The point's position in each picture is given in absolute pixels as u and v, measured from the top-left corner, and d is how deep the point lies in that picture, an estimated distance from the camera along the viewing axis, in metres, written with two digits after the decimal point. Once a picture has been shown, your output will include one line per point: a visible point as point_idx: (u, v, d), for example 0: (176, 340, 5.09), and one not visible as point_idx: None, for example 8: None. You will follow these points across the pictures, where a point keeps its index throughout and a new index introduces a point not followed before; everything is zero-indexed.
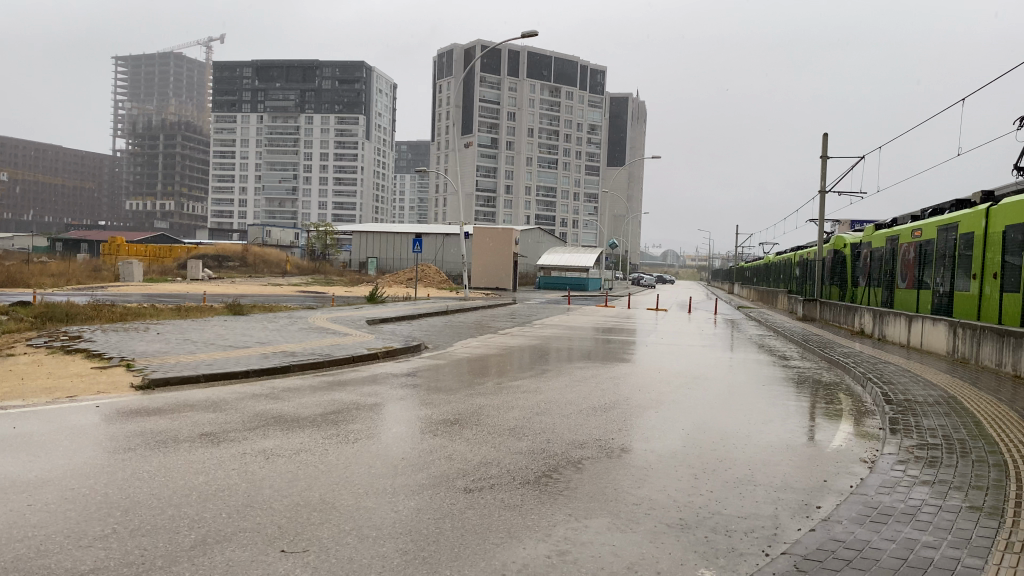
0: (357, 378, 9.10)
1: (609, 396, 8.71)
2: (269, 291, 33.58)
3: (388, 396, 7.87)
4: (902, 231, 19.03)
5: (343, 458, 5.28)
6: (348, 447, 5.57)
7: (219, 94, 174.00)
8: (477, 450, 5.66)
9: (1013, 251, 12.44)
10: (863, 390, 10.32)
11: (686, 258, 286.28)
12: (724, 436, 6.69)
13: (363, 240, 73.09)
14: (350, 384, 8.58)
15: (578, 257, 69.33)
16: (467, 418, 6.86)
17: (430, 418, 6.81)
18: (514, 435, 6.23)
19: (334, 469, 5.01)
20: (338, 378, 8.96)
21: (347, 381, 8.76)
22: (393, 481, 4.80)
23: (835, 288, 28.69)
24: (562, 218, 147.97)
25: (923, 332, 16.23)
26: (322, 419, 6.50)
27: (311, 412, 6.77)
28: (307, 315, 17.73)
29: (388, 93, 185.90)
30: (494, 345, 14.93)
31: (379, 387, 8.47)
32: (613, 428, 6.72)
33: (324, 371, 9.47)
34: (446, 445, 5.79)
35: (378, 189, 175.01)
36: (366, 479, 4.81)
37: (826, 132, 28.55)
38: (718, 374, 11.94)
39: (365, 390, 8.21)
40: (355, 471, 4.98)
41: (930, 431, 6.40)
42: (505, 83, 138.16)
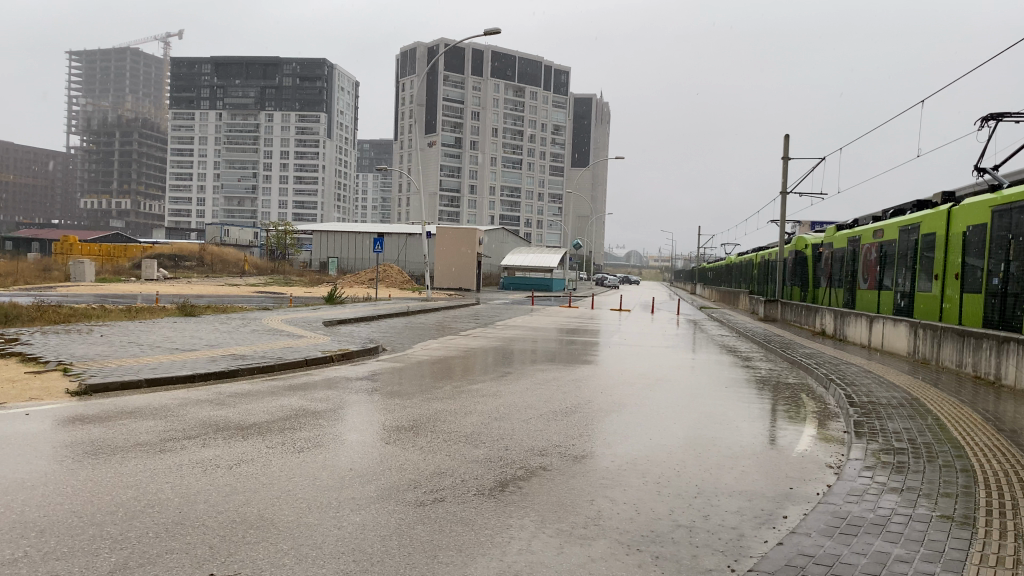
0: (311, 382, 8.80)
1: (571, 399, 8.53)
2: (225, 292, 32.96)
3: (342, 401, 7.62)
4: (863, 232, 19.18)
5: (288, 469, 5.01)
6: (291, 458, 5.29)
7: (177, 91, 171.08)
8: (431, 459, 5.42)
9: (974, 252, 12.52)
10: (827, 391, 10.30)
11: (649, 258, 288.49)
12: (687, 441, 6.56)
13: (323, 239, 72.34)
14: (300, 388, 8.29)
15: (541, 258, 69.32)
16: (423, 424, 6.62)
17: (384, 424, 6.55)
18: (470, 442, 6.01)
19: (277, 482, 4.74)
20: (289, 383, 8.65)
21: (300, 386, 8.47)
22: (339, 493, 4.55)
23: (796, 289, 28.92)
24: (526, 218, 148.03)
25: (884, 332, 16.34)
26: (269, 427, 6.22)
27: (258, 419, 6.48)
28: (262, 316, 17.29)
29: (351, 91, 184.53)
30: (455, 347, 14.68)
31: (332, 391, 8.20)
32: (574, 434, 6.55)
33: (277, 375, 9.16)
34: (398, 454, 5.54)
35: (340, 188, 173.61)
36: (311, 493, 4.55)
37: (788, 134, 28.76)
38: (681, 376, 11.83)
39: (320, 394, 7.95)
40: (299, 484, 4.72)
41: (895, 434, 6.31)
42: (468, 82, 137.72)
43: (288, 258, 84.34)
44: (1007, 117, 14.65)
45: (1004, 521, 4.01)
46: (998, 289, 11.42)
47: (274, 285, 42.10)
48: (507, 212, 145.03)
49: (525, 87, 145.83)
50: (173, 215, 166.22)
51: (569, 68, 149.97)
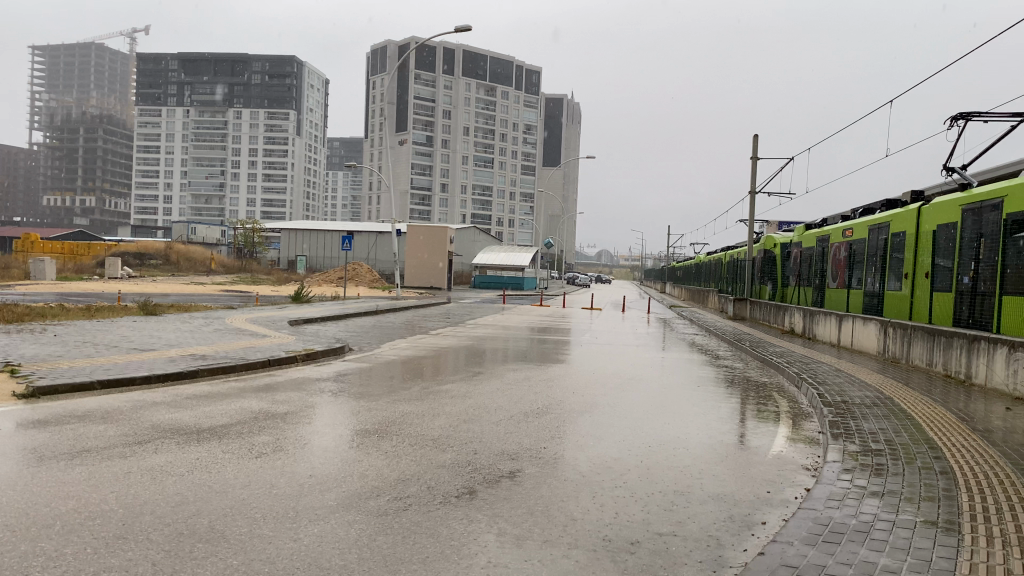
0: (275, 384, 8.53)
1: (542, 400, 8.34)
2: (190, 291, 32.35)
3: (304, 403, 7.38)
4: (833, 231, 19.23)
5: (244, 477, 4.77)
6: (246, 464, 5.05)
7: (143, 87, 168.31)
8: (396, 464, 5.21)
9: (944, 252, 12.56)
10: (800, 391, 10.22)
11: (620, 259, 289.65)
12: (660, 442, 6.41)
13: (291, 237, 71.48)
14: (262, 389, 8.02)
15: (513, 257, 69.13)
16: (388, 428, 6.39)
17: (349, 428, 6.32)
18: (437, 447, 5.80)
19: (230, 491, 4.50)
20: (251, 384, 8.37)
21: (261, 387, 8.20)
22: (296, 503, 4.31)
23: (765, 288, 29.03)
24: (498, 217, 147.81)
25: (854, 332, 16.39)
26: (227, 431, 5.97)
27: (215, 423, 6.22)
28: (225, 315, 16.86)
29: (320, 88, 183.18)
30: (425, 347, 14.45)
31: (295, 392, 7.94)
32: (544, 436, 6.37)
33: (238, 376, 8.88)
34: (361, 460, 5.31)
35: (308, 186, 172.49)
36: (266, 503, 4.31)
37: (758, 134, 28.85)
38: (652, 375, 11.71)
39: (283, 395, 7.71)
40: (255, 493, 4.48)
41: (871, 435, 6.20)
42: (440, 80, 137.15)
43: (256, 256, 83.28)
44: (976, 116, 14.75)
45: (991, 527, 3.91)
46: (969, 287, 11.42)
47: (241, 283, 41.48)
48: (479, 211, 144.69)
49: (496, 86, 145.66)
50: (139, 212, 162.20)
51: (540, 67, 150.11)
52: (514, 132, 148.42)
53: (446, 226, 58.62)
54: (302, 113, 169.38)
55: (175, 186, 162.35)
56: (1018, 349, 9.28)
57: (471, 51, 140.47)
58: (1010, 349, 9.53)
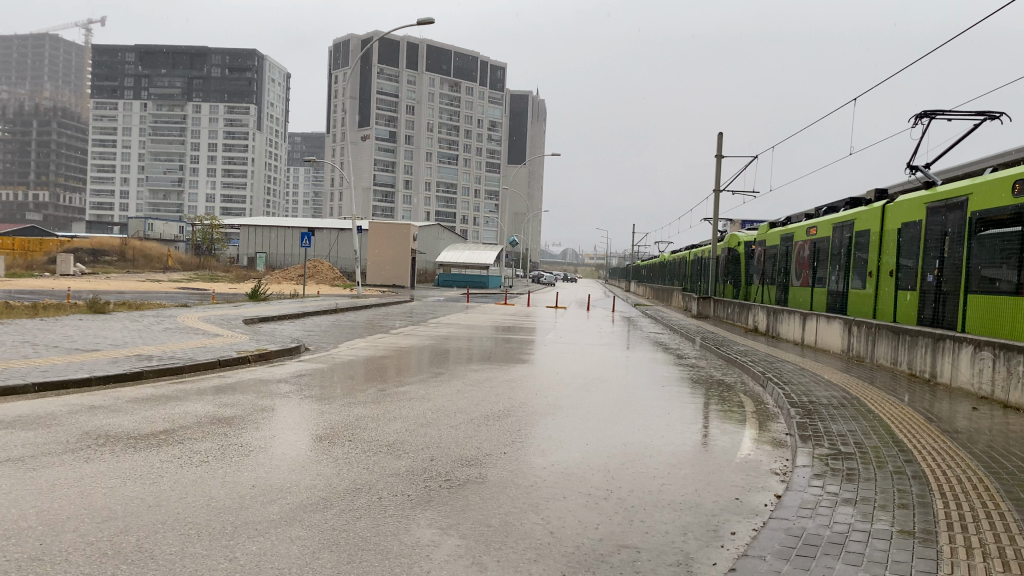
0: (225, 385, 8.19)
1: (504, 402, 8.12)
2: (145, 287, 31.59)
3: (256, 406, 7.06)
4: (796, 230, 19.29)
5: (182, 488, 4.47)
6: (185, 474, 4.73)
7: (99, 80, 165.34)
8: (346, 473, 4.95)
9: (908, 252, 12.59)
10: (764, 391, 10.13)
11: (585, 257, 291.04)
12: (626, 446, 6.24)
13: (250, 234, 70.40)
14: (210, 391, 7.67)
15: (477, 255, 68.89)
16: (344, 433, 6.10)
17: (299, 434, 6.01)
18: (392, 453, 5.54)
19: (164, 504, 4.20)
20: (200, 385, 8.01)
21: (208, 389, 7.83)
22: (236, 518, 4.04)
23: (729, 286, 29.11)
24: (463, 215, 147.46)
25: (817, 330, 16.43)
26: (166, 437, 5.65)
27: (155, 428, 5.87)
28: (177, 314, 16.34)
29: (281, 83, 181.04)
30: (386, 346, 14.14)
31: (245, 394, 7.61)
32: (505, 441, 6.14)
33: (187, 377, 8.51)
34: (312, 467, 5.04)
35: (269, 181, 170.52)
36: (204, 517, 4.03)
37: (721, 132, 28.97)
38: (617, 375, 11.54)
39: (232, 398, 7.37)
40: (194, 505, 4.20)
41: (839, 438, 6.10)
42: (403, 75, 136.15)
43: (215, 252, 81.95)
44: (939, 115, 14.85)
45: (967, 537, 3.80)
46: (933, 285, 11.45)
47: (198, 280, 40.66)
48: (443, 208, 144.20)
49: (460, 82, 145.08)
50: (94, 208, 159.88)
51: (504, 64, 149.92)
52: (479, 129, 148.07)
53: (410, 224, 58.14)
54: (264, 108, 167.15)
55: (132, 180, 160.33)
56: (983, 348, 9.28)
57: (435, 47, 139.67)
58: (974, 348, 9.54)
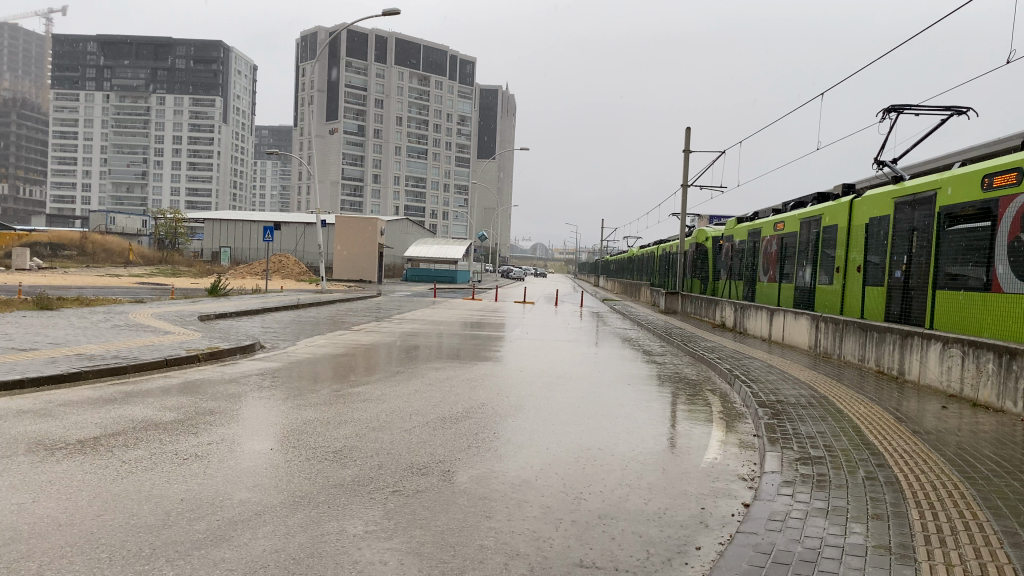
0: (169, 385, 7.82)
1: (465, 403, 7.85)
2: (102, 282, 30.82)
3: (198, 409, 6.71)
4: (764, 225, 19.25)
5: (101, 505, 4.15)
6: (108, 489, 4.41)
7: (59, 70, 161.48)
8: (284, 484, 4.65)
9: (875, 248, 12.51)
10: (732, 389, 9.97)
11: (554, 251, 292.32)
12: (588, 451, 6.01)
13: (215, 228, 69.31)
14: (151, 393, 7.31)
15: (446, 249, 68.52)
16: (288, 439, 5.79)
17: (241, 440, 5.69)
18: (337, 459, 5.27)
19: (78, 523, 3.89)
20: (140, 387, 7.65)
21: (149, 390, 7.48)
22: (156, 539, 3.74)
23: (696, 281, 29.10)
24: (432, 209, 146.98)
25: (785, 326, 16.37)
26: (93, 444, 5.31)
27: (81, 436, 5.51)
28: (129, 310, 15.78)
29: (247, 75, 178.49)
30: (346, 344, 13.80)
31: (189, 396, 7.29)
32: (461, 445, 5.87)
33: (129, 378, 8.14)
34: (247, 477, 4.74)
35: (235, 175, 168.31)
36: (121, 538, 3.73)
37: (689, 128, 28.91)
38: (582, 372, 11.35)
39: (173, 399, 7.04)
40: (111, 525, 3.89)
41: (808, 440, 5.91)
42: (372, 68, 134.84)
43: (179, 246, 80.65)
44: (906, 109, 14.80)
45: (942, 552, 3.62)
46: (901, 281, 11.37)
47: (158, 276, 39.74)
48: (412, 202, 143.51)
49: (430, 76, 144.19)
50: (55, 201, 154.59)
51: (474, 58, 149.39)
52: (448, 123, 147.50)
53: (377, 218, 57.59)
54: (229, 100, 164.87)
55: (95, 172, 156.30)
56: (951, 345, 9.19)
57: (404, 40, 138.56)
58: (943, 345, 9.44)
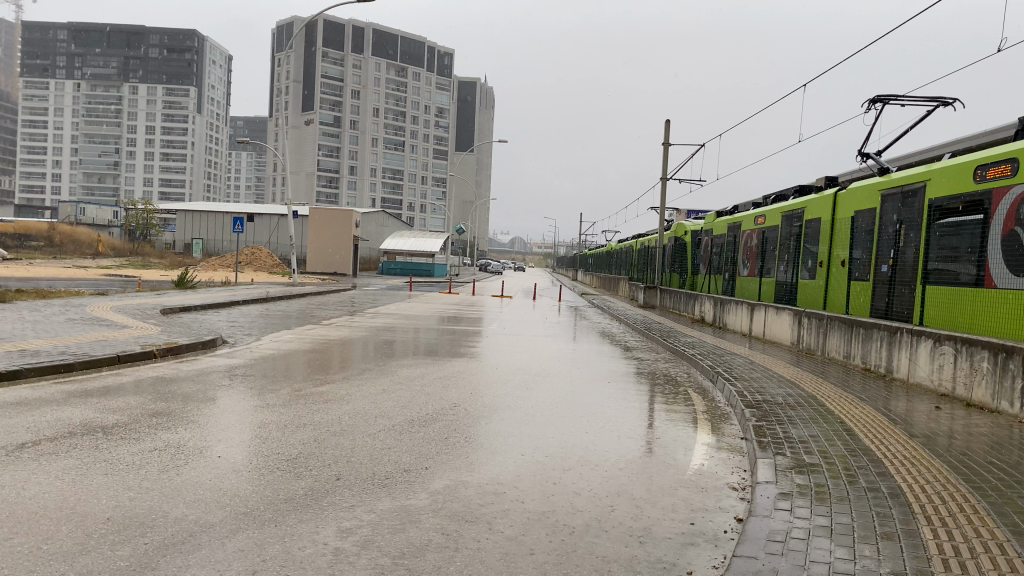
0: (116, 384, 7.39)
1: (438, 404, 7.48)
2: (67, 275, 29.98)
3: (143, 410, 6.28)
4: (744, 219, 19.00)
5: (10, 526, 3.77)
6: (26, 506, 4.04)
7: (28, 58, 159.99)
8: (224, 500, 4.29)
9: (861, 240, 12.26)
10: (716, 386, 9.67)
11: (532, 246, 292.23)
12: (571, 457, 5.66)
13: (187, 219, 68.17)
14: (95, 392, 6.86)
15: (423, 242, 67.88)
16: (239, 444, 5.41)
17: (187, 445, 5.30)
18: (290, 469, 4.89)
19: None
20: (84, 386, 7.19)
21: (94, 389, 7.05)
22: (70, 568, 3.38)
23: (674, 276, 28.89)
24: (409, 202, 145.92)
25: (766, 321, 16.13)
26: (19, 453, 4.90)
27: (6, 441, 5.11)
28: (89, 303, 15.18)
29: (223, 64, 176.15)
30: (313, 339, 13.32)
31: (135, 395, 6.86)
32: (429, 451, 5.52)
33: (77, 376, 7.68)
34: (184, 492, 4.37)
35: (210, 166, 166.24)
36: (30, 566, 3.38)
37: (668, 120, 28.64)
38: (559, 369, 11.02)
39: (116, 398, 6.62)
40: (15, 551, 3.52)
41: (800, 443, 5.64)
42: (348, 59, 133.47)
43: (151, 238, 79.44)
44: (891, 100, 14.59)
45: None
46: (888, 276, 11.14)
47: (127, 267, 38.86)
48: (389, 195, 142.33)
49: (407, 68, 143.17)
50: (24, 190, 153.10)
51: (452, 50, 148.73)
52: (426, 115, 146.63)
53: (353, 209, 56.89)
54: (204, 90, 162.75)
55: (65, 163, 153.90)
56: (943, 342, 8.92)
57: (381, 31, 137.34)
58: (934, 342, 9.16)
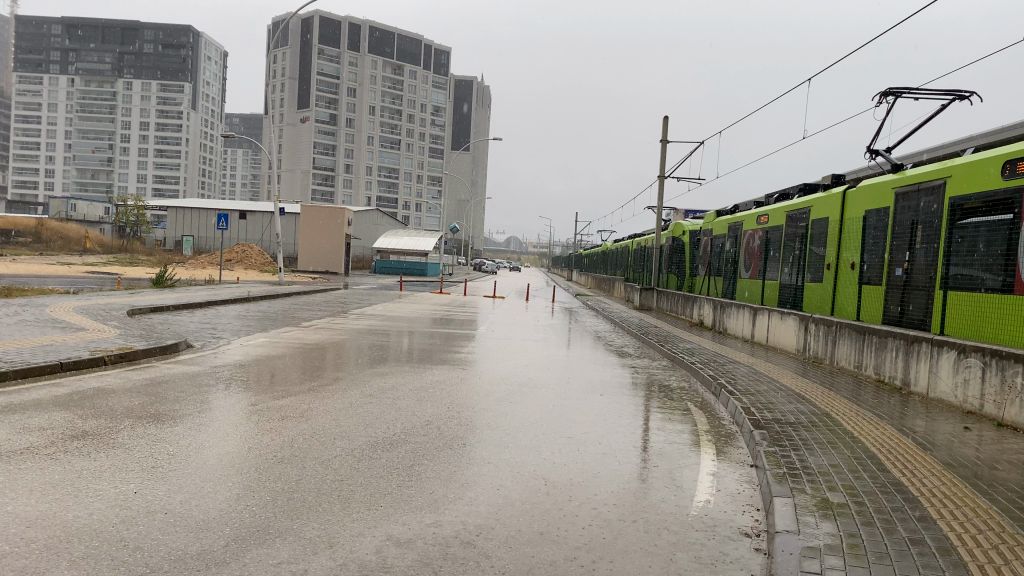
0: (47, 396, 6.85)
1: (416, 422, 6.89)
2: (49, 272, 29.49)
3: (67, 432, 5.72)
4: (745, 218, 18.39)
5: None
6: None
7: (23, 53, 160.13)
8: (113, 557, 3.71)
9: (873, 239, 11.65)
10: (718, 399, 9.07)
11: (528, 246, 291.18)
12: (560, 490, 5.12)
13: (177, 216, 67.52)
14: (15, 410, 6.23)
15: (416, 241, 67.19)
16: (165, 478, 4.86)
17: (98, 480, 4.73)
18: (210, 513, 4.32)
19: None
20: (12, 399, 6.63)
21: (23, 404, 6.57)
22: None
23: (671, 278, 28.28)
24: (404, 200, 145.00)
25: (769, 326, 15.53)
26: None
27: None
28: (52, 303, 14.51)
29: (219, 62, 175.54)
30: (289, 343, 12.69)
31: (64, 410, 6.34)
32: (387, 484, 4.98)
33: (9, 387, 7.14)
34: (75, 547, 3.79)
35: (204, 162, 165.25)
36: None
37: (667, 116, 28.02)
38: (548, 378, 10.43)
39: (41, 415, 6.11)
40: None
41: (821, 476, 5.09)
42: (344, 57, 132.60)
43: (141, 235, 78.79)
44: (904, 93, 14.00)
45: None
46: (901, 280, 10.55)
47: (113, 264, 38.15)
48: (385, 193, 141.63)
49: (404, 66, 142.56)
50: (17, 186, 152.67)
51: (449, 49, 148.44)
52: (422, 113, 145.98)
53: (344, 207, 56.23)
54: (199, 86, 161.86)
55: (58, 159, 153.33)
56: (969, 354, 8.30)
57: (378, 28, 136.57)
58: (957, 353, 8.55)
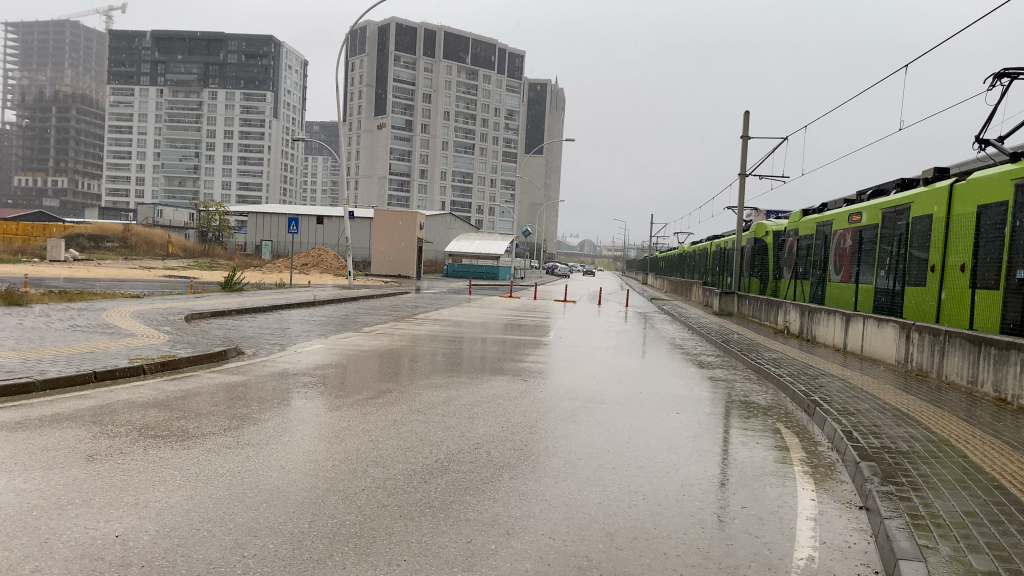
0: (68, 412, 6.65)
1: (473, 447, 6.30)
2: (130, 275, 30.44)
3: (71, 458, 5.39)
4: (835, 217, 17.21)
5: None
6: None
7: (115, 66, 166.41)
8: None
9: (987, 238, 10.52)
10: (813, 419, 8.20)
11: (601, 249, 288.69)
12: (621, 539, 4.46)
13: (257, 222, 69.30)
14: (29, 430, 5.98)
15: (488, 245, 67.07)
16: (160, 519, 4.43)
17: (76, 520, 4.32)
18: (186, 566, 3.85)
19: None
20: (28, 414, 6.43)
21: (41, 421, 6.30)
22: None
23: (753, 281, 27.04)
24: (478, 204, 145.15)
25: (864, 335, 14.38)
26: None
27: None
28: (112, 308, 14.64)
29: (299, 70, 179.89)
30: (343, 349, 12.37)
31: (78, 430, 6.09)
32: (417, 529, 4.44)
33: (34, 400, 7.01)
34: None
35: (285, 168, 169.80)
36: None
37: (748, 111, 26.90)
38: (616, 390, 9.75)
39: (51, 436, 5.87)
40: None
41: (957, 535, 4.28)
42: (420, 63, 134.21)
43: (222, 239, 81.13)
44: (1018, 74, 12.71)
45: None
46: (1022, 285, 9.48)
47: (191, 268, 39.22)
48: (459, 197, 142.20)
49: (478, 71, 143.27)
50: (111, 194, 161.45)
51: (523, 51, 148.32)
52: (496, 117, 146.09)
53: (417, 211, 56.42)
54: (280, 95, 165.95)
55: (147, 167, 163.39)
56: None
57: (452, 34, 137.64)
58: None
